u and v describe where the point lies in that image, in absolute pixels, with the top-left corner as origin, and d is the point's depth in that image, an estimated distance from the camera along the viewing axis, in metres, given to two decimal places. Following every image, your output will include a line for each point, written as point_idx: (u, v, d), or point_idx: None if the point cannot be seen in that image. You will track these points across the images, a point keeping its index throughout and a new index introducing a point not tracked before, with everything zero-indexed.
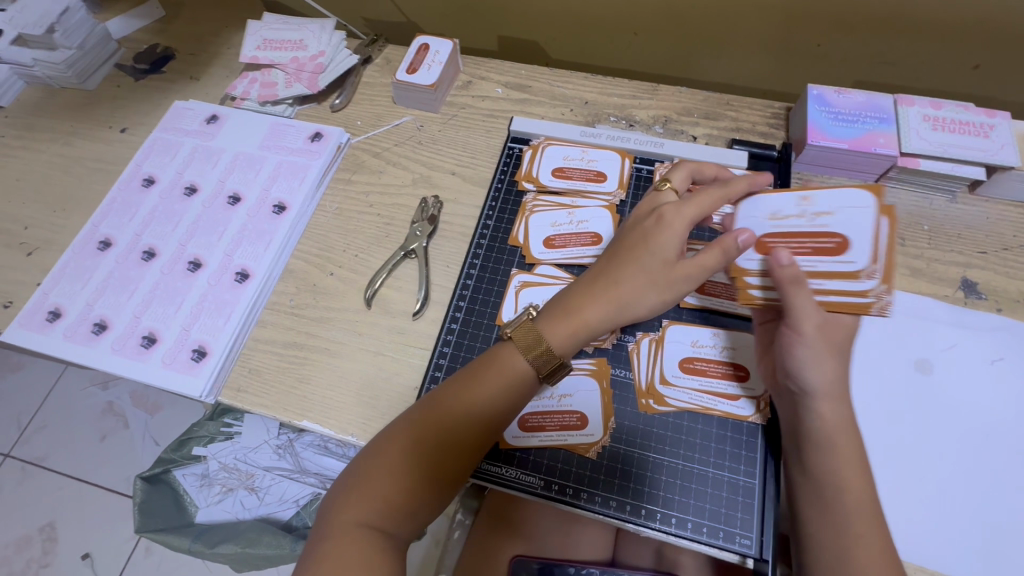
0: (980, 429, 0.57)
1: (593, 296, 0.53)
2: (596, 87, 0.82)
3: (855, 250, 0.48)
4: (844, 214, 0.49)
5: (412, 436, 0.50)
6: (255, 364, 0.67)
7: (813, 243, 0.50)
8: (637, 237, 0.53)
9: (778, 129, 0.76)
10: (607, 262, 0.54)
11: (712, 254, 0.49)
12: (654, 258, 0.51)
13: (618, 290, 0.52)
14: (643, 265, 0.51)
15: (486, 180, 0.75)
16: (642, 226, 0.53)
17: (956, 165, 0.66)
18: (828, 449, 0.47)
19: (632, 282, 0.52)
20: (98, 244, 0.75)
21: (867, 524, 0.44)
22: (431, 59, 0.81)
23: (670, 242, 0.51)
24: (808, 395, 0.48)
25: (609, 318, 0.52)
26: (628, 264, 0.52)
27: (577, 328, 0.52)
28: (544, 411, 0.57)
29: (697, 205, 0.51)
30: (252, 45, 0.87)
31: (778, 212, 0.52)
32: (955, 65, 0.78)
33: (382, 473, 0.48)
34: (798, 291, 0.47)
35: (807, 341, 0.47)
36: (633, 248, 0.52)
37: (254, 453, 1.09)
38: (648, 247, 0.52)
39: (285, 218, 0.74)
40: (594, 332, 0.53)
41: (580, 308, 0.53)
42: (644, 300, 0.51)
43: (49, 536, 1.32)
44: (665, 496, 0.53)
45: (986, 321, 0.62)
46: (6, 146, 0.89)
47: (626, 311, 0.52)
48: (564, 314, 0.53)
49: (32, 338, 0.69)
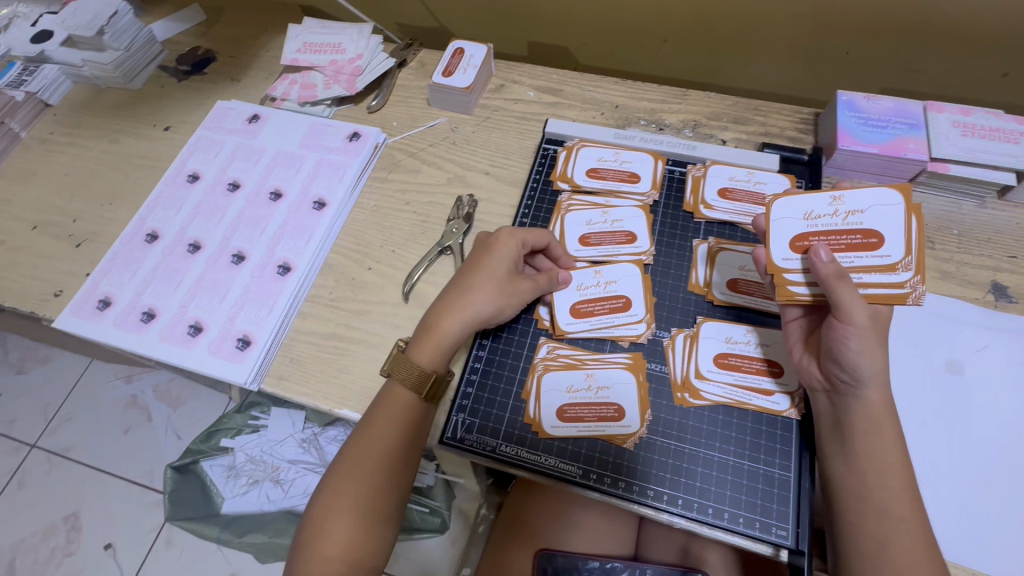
0: (1013, 430, 0.58)
1: (448, 309, 0.59)
2: (626, 92, 0.84)
3: (889, 245, 0.51)
4: (875, 210, 0.52)
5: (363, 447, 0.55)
6: (297, 354, 0.69)
7: (846, 241, 0.52)
8: (476, 258, 0.62)
9: (807, 134, 0.77)
10: (456, 281, 0.61)
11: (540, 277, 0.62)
12: (496, 274, 0.60)
13: (466, 301, 0.59)
14: (485, 280, 0.60)
15: (520, 180, 0.77)
16: (484, 248, 0.62)
17: (986, 170, 0.67)
18: (872, 433, 0.48)
19: (480, 293, 0.59)
20: (146, 237, 0.77)
21: (909, 508, 0.46)
22: (467, 63, 0.83)
23: (504, 260, 0.61)
24: (858, 384, 0.48)
25: (463, 324, 0.59)
26: (472, 280, 0.60)
27: (437, 339, 0.58)
28: (582, 402, 0.58)
29: (514, 234, 0.62)
30: (293, 48, 0.90)
31: (812, 212, 0.54)
32: (983, 73, 0.79)
33: (347, 480, 0.54)
34: (844, 285, 0.48)
35: (858, 331, 0.47)
36: (478, 267, 0.61)
37: (279, 446, 1.11)
38: (489, 265, 0.61)
39: (325, 214, 0.76)
40: (453, 341, 0.59)
41: (438, 323, 0.59)
42: (489, 309, 0.59)
43: (73, 526, 1.35)
44: (701, 487, 0.54)
45: (1017, 324, 0.63)
46: (54, 142, 0.92)
47: (476, 319, 0.59)
48: (427, 332, 0.59)
49: (83, 325, 0.72)
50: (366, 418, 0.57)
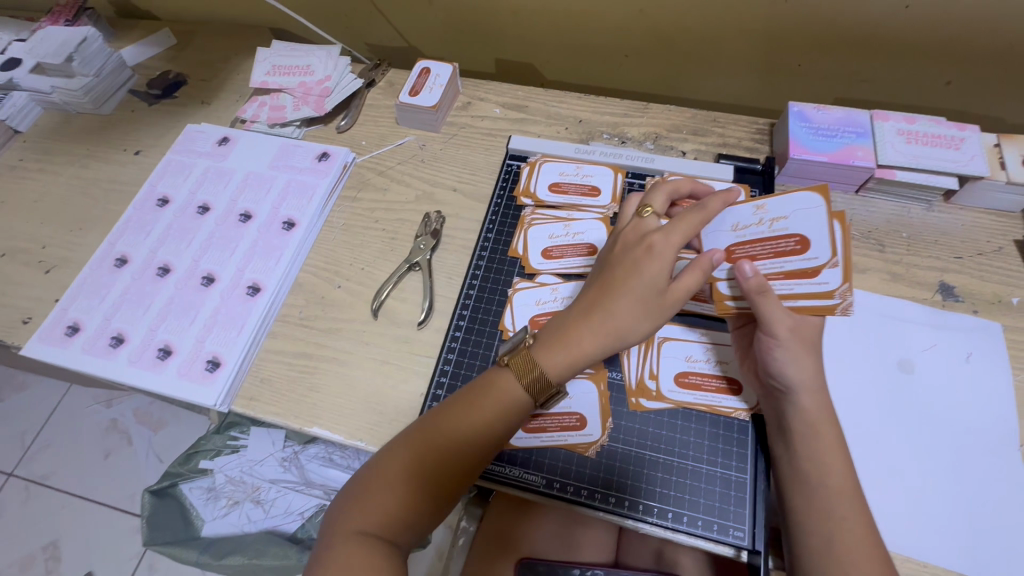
0: (961, 426, 0.60)
1: (589, 327, 0.53)
2: (589, 106, 0.86)
3: (815, 246, 0.52)
4: (800, 215, 0.52)
5: (413, 452, 0.51)
6: (267, 373, 0.69)
7: (774, 248, 0.53)
8: (618, 265, 0.54)
9: (762, 144, 0.80)
10: (594, 293, 0.54)
11: (692, 276, 0.51)
12: (645, 292, 0.51)
13: (612, 320, 0.52)
14: (634, 295, 0.52)
15: (486, 196, 0.79)
16: (630, 253, 0.53)
17: (931, 175, 0.69)
18: (809, 436, 0.50)
19: (626, 310, 0.52)
20: (115, 262, 0.78)
21: (850, 506, 0.47)
22: (433, 82, 0.85)
23: (655, 269, 0.51)
24: (790, 391, 0.52)
25: (605, 344, 0.53)
26: (619, 291, 0.52)
27: (575, 355, 0.52)
28: (545, 412, 0.59)
29: (680, 233, 0.52)
30: (262, 71, 0.91)
31: (738, 224, 0.55)
32: (928, 82, 0.83)
33: (385, 485, 0.50)
34: (766, 299, 0.51)
35: (783, 344, 0.51)
36: (617, 278, 0.53)
37: (260, 465, 1.10)
38: (639, 276, 0.52)
39: (294, 234, 0.77)
40: (590, 360, 0.53)
41: (576, 338, 0.53)
42: (640, 326, 0.52)
43: (52, 555, 1.32)
44: (661, 492, 0.56)
45: (964, 321, 0.65)
46: (24, 169, 0.93)
47: (622, 339, 0.52)
48: (561, 343, 0.53)
49: (51, 351, 0.72)
50: (446, 409, 0.53)
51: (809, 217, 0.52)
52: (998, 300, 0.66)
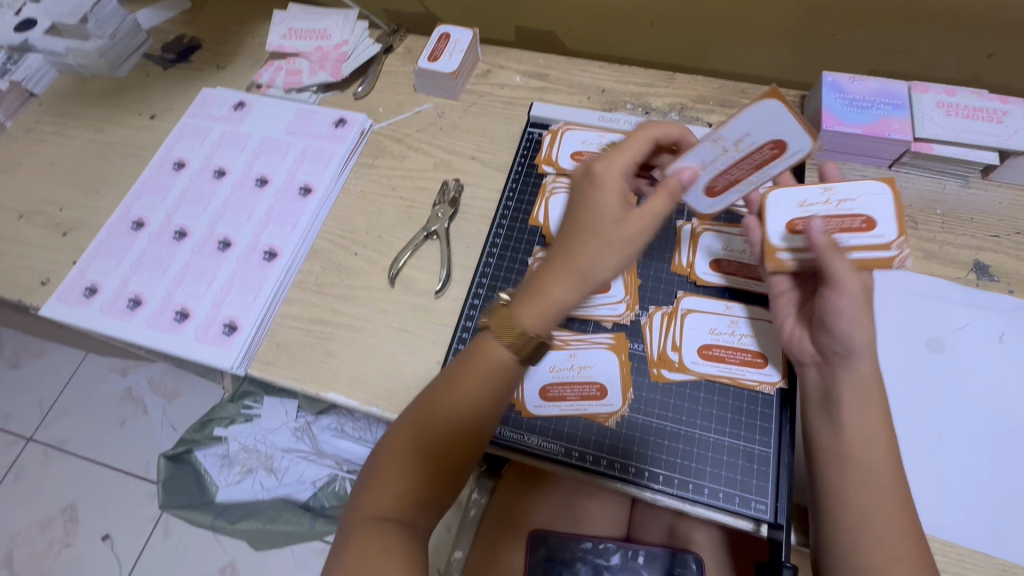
0: (992, 407, 0.58)
1: (561, 273, 0.47)
2: (613, 75, 0.84)
3: (883, 225, 0.52)
4: (864, 197, 0.53)
5: (414, 433, 0.50)
6: (283, 339, 0.69)
7: (840, 225, 0.53)
8: (574, 204, 0.50)
9: (792, 116, 0.77)
10: (558, 240, 0.50)
11: (661, 198, 0.48)
12: (598, 222, 0.48)
13: (571, 257, 0.47)
14: (600, 229, 0.47)
15: (506, 165, 0.77)
16: (584, 193, 0.50)
17: (970, 150, 0.67)
18: (858, 408, 0.48)
19: (599, 245, 0.47)
20: (132, 224, 0.77)
21: (893, 482, 0.47)
22: (452, 47, 0.82)
23: (613, 198, 0.49)
24: (848, 353, 0.49)
25: (573, 286, 0.47)
26: (585, 227, 0.48)
27: (542, 300, 0.47)
28: (566, 382, 0.59)
29: (621, 162, 0.50)
30: (278, 34, 0.89)
31: (805, 200, 0.54)
32: (970, 54, 0.79)
33: (393, 467, 0.49)
34: (836, 253, 0.49)
35: (856, 302, 0.48)
36: (578, 216, 0.49)
37: (272, 435, 1.09)
38: (600, 206, 0.48)
39: (311, 200, 0.76)
40: (569, 304, 0.47)
41: (548, 289, 0.47)
42: (620, 259, 0.47)
43: (70, 517, 1.35)
44: (682, 464, 0.55)
45: (998, 301, 0.63)
46: (40, 132, 0.92)
47: (589, 276, 0.47)
48: (530, 293, 0.48)
49: (70, 312, 0.72)
50: (430, 397, 0.51)
51: (772, 124, 0.50)
52: None
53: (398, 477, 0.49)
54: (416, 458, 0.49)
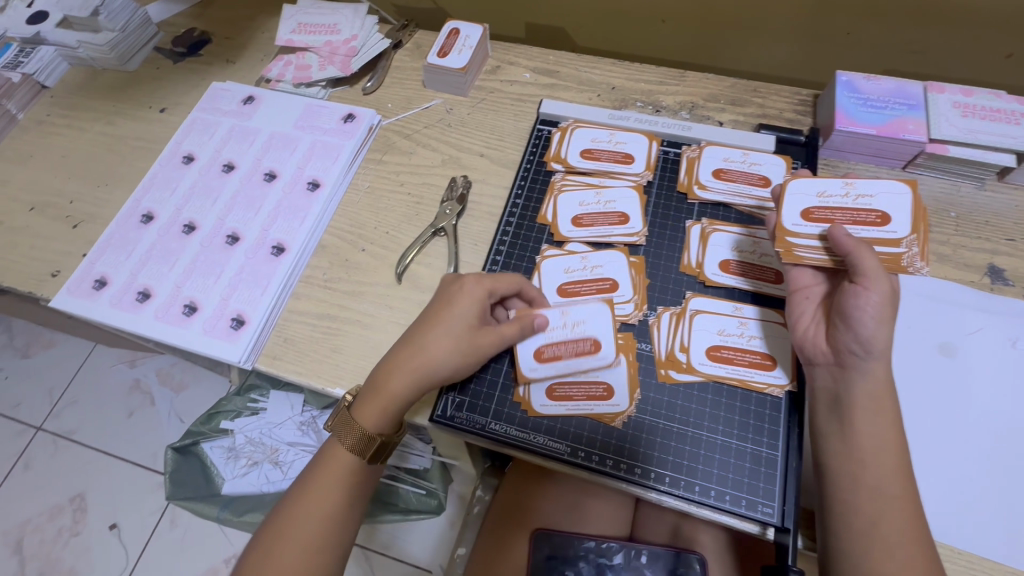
0: (1004, 413, 0.57)
1: (399, 365, 0.55)
2: (623, 73, 0.83)
3: (895, 222, 0.56)
4: (882, 194, 0.57)
5: (304, 509, 0.53)
6: (290, 334, 0.69)
7: (854, 217, 0.57)
8: (435, 305, 0.57)
9: (805, 115, 0.76)
10: (411, 331, 0.57)
11: (513, 328, 0.57)
12: (449, 329, 0.55)
13: (417, 356, 0.55)
14: (446, 329, 0.55)
15: (514, 162, 0.77)
16: (448, 296, 0.57)
17: (986, 152, 0.66)
18: (874, 412, 0.48)
19: (439, 345, 0.55)
20: (141, 218, 0.78)
21: (905, 488, 0.46)
22: (462, 44, 0.82)
23: (468, 308, 0.56)
24: (866, 354, 0.48)
25: (410, 383, 0.54)
26: (432, 328, 0.56)
27: (381, 400, 0.54)
28: (559, 341, 0.59)
29: (486, 283, 0.57)
30: (288, 29, 0.89)
31: (825, 192, 0.58)
32: (988, 54, 0.78)
33: (285, 542, 0.51)
34: (864, 250, 0.50)
35: (882, 298, 0.48)
36: (434, 317, 0.56)
37: (278, 428, 1.12)
38: (455, 314, 0.56)
39: (318, 195, 0.76)
40: (403, 401, 0.55)
41: (385, 381, 0.55)
42: (453, 361, 0.55)
43: (78, 506, 1.37)
44: (689, 465, 0.55)
45: (1012, 306, 0.62)
46: (51, 124, 0.92)
47: (424, 374, 0.54)
48: (371, 390, 0.55)
49: (80, 304, 0.72)
50: (326, 448, 0.56)
51: (615, 268, 0.64)
52: None
53: (302, 523, 0.52)
54: (314, 517, 0.52)
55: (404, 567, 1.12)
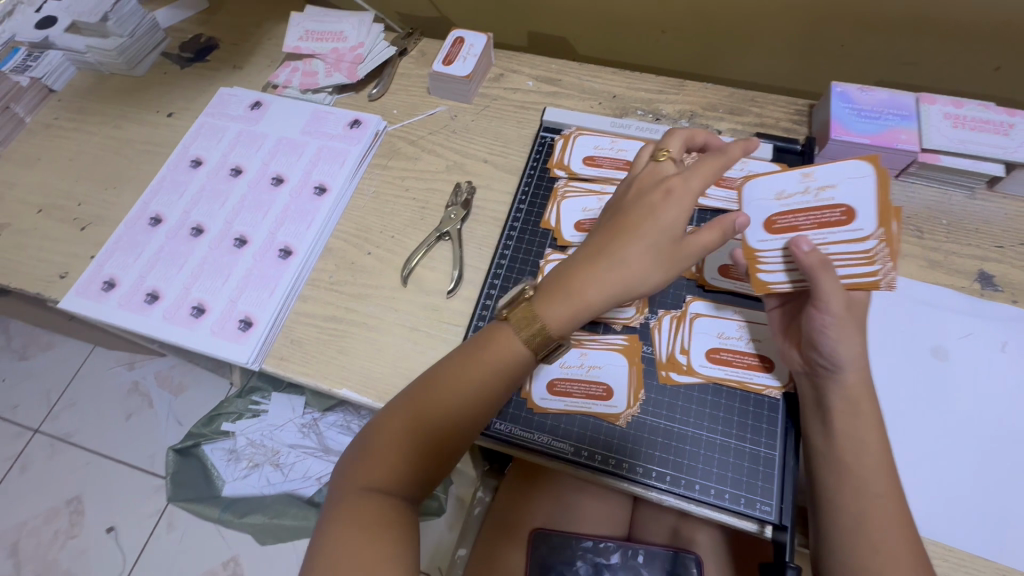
0: (993, 415, 0.59)
1: (594, 272, 0.53)
2: (624, 81, 0.85)
3: (862, 218, 0.53)
4: (848, 184, 0.53)
5: (413, 413, 0.52)
6: (297, 335, 0.70)
7: (818, 218, 0.54)
8: (631, 209, 0.54)
9: (801, 125, 0.78)
10: (612, 228, 0.54)
11: (710, 236, 0.52)
12: (661, 236, 0.52)
13: (624, 268, 0.52)
14: (650, 239, 0.52)
15: (518, 168, 0.79)
16: (646, 200, 0.53)
17: (976, 161, 0.68)
18: (849, 414, 0.50)
19: (638, 258, 0.52)
20: (149, 221, 0.79)
21: (886, 485, 0.48)
22: (467, 52, 0.84)
23: (675, 217, 0.52)
24: (832, 366, 0.51)
25: (613, 293, 0.52)
26: (629, 234, 0.52)
27: (577, 303, 0.52)
28: (574, 379, 0.60)
29: (701, 175, 0.52)
30: (295, 36, 0.91)
31: (784, 191, 0.55)
32: (978, 66, 0.80)
33: (392, 446, 0.51)
34: (824, 273, 0.51)
35: (836, 319, 0.50)
36: (626, 225, 0.53)
37: (280, 430, 1.12)
38: (651, 222, 0.52)
39: (325, 200, 0.78)
40: (599, 309, 0.53)
41: (582, 288, 0.52)
42: (656, 275, 0.52)
43: (76, 509, 1.37)
44: (690, 464, 0.56)
45: (1002, 311, 0.64)
46: (58, 128, 0.93)
47: (632, 287, 0.52)
48: (563, 292, 0.53)
49: (88, 305, 0.73)
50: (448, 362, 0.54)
51: None
52: None
53: (405, 426, 0.51)
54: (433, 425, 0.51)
55: None
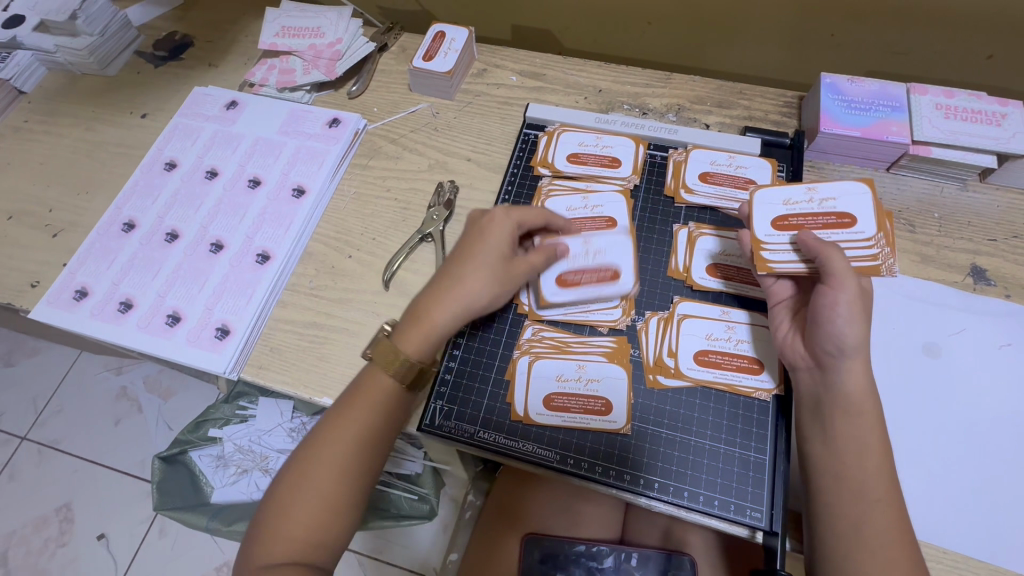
0: (986, 413, 0.58)
1: (438, 297, 0.55)
2: (610, 75, 0.83)
3: (862, 222, 0.57)
4: (847, 200, 0.58)
5: (321, 461, 0.51)
6: (276, 342, 0.68)
7: (822, 221, 0.58)
8: (367, 377, 0.54)
9: (790, 117, 0.76)
10: (441, 270, 0.57)
11: (539, 256, 0.59)
12: (496, 260, 0.56)
13: (456, 290, 0.55)
14: (479, 262, 0.56)
15: (502, 166, 0.77)
16: (478, 228, 0.58)
17: (968, 152, 0.66)
18: (850, 414, 0.49)
19: (473, 278, 0.56)
20: (122, 226, 0.76)
21: (886, 489, 0.47)
22: (448, 47, 0.81)
23: (500, 242, 0.57)
24: (841, 353, 0.49)
25: (454, 315, 0.55)
26: (468, 266, 0.56)
27: (439, 321, 0.55)
28: (571, 393, 0.59)
29: (525, 211, 0.59)
30: (271, 32, 0.88)
31: (791, 199, 0.59)
32: (968, 54, 0.78)
33: (302, 496, 0.50)
34: (833, 250, 0.52)
35: (848, 295, 0.50)
36: (363, 394, 0.53)
37: (268, 436, 1.10)
38: (488, 247, 0.57)
39: (304, 202, 0.75)
40: (444, 331, 0.55)
41: (427, 312, 0.55)
42: (489, 293, 0.56)
43: (65, 517, 1.35)
44: (678, 471, 0.55)
45: (994, 305, 0.63)
46: (29, 131, 0.91)
47: (467, 308, 0.55)
48: (415, 320, 0.55)
49: (60, 315, 0.71)
50: (361, 378, 0.54)
51: (618, 259, 0.64)
52: None
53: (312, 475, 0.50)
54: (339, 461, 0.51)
55: (395, 570, 1.12)
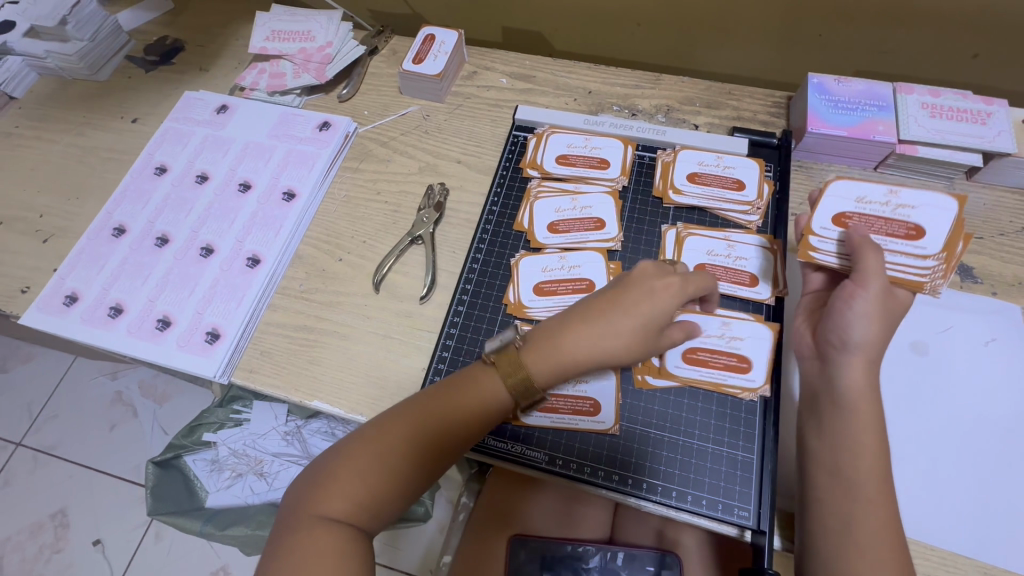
0: (973, 410, 0.58)
1: (581, 333, 0.52)
2: (599, 77, 0.83)
3: (755, 369, 0.58)
4: (753, 341, 0.59)
5: (416, 430, 0.51)
6: (266, 346, 0.68)
7: (725, 360, 0.58)
8: (483, 375, 0.54)
9: (778, 117, 0.77)
10: (595, 299, 0.54)
11: (680, 331, 0.54)
12: (647, 317, 0.52)
13: (608, 334, 0.52)
14: (634, 311, 0.52)
15: (491, 168, 0.77)
16: (647, 280, 0.53)
17: (955, 151, 0.67)
18: (847, 412, 0.49)
19: (623, 329, 0.52)
20: (112, 231, 0.76)
21: (879, 490, 0.47)
22: (438, 49, 0.81)
23: (665, 300, 0.52)
24: (843, 346, 0.50)
25: (593, 356, 0.52)
26: (616, 309, 0.52)
27: (558, 364, 0.52)
28: (560, 393, 0.58)
29: (698, 281, 0.54)
30: (261, 36, 0.88)
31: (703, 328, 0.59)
32: (954, 53, 0.79)
33: (383, 457, 0.50)
34: (869, 250, 0.51)
35: (869, 295, 0.49)
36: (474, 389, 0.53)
37: (262, 439, 1.11)
38: (646, 302, 0.52)
39: (295, 205, 0.75)
40: (573, 367, 0.53)
41: (565, 344, 0.52)
42: (625, 352, 0.52)
43: (60, 522, 1.34)
44: (666, 470, 0.55)
45: (981, 303, 0.63)
46: (20, 137, 0.91)
47: (606, 352, 0.52)
48: (552, 348, 0.52)
49: (50, 321, 0.71)
50: (480, 375, 0.54)
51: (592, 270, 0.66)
52: (1018, 282, 0.64)
53: (395, 440, 0.50)
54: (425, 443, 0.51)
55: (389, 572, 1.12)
